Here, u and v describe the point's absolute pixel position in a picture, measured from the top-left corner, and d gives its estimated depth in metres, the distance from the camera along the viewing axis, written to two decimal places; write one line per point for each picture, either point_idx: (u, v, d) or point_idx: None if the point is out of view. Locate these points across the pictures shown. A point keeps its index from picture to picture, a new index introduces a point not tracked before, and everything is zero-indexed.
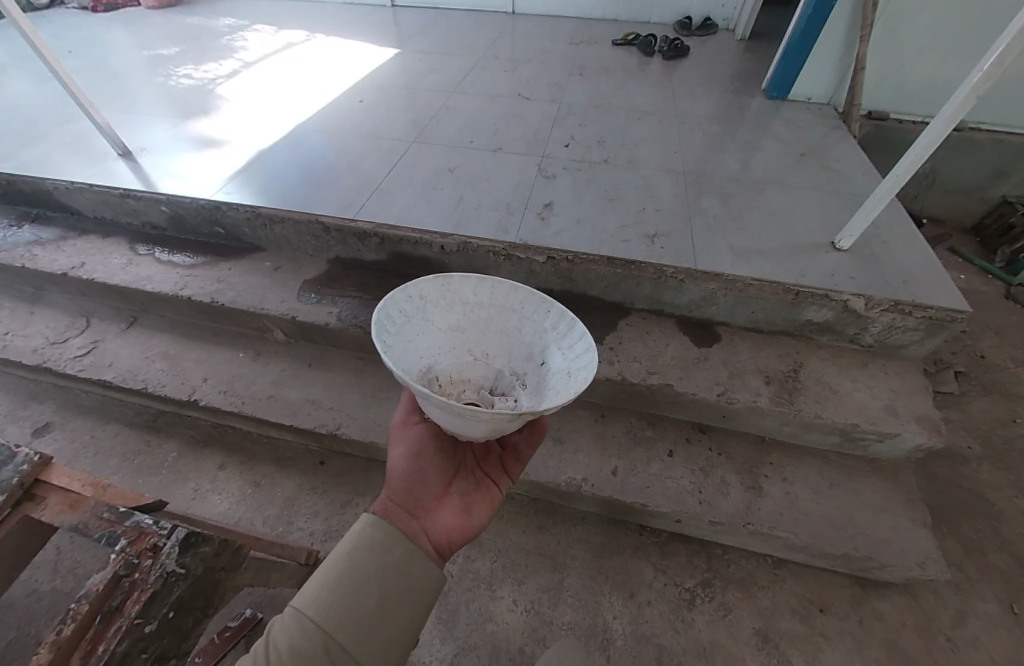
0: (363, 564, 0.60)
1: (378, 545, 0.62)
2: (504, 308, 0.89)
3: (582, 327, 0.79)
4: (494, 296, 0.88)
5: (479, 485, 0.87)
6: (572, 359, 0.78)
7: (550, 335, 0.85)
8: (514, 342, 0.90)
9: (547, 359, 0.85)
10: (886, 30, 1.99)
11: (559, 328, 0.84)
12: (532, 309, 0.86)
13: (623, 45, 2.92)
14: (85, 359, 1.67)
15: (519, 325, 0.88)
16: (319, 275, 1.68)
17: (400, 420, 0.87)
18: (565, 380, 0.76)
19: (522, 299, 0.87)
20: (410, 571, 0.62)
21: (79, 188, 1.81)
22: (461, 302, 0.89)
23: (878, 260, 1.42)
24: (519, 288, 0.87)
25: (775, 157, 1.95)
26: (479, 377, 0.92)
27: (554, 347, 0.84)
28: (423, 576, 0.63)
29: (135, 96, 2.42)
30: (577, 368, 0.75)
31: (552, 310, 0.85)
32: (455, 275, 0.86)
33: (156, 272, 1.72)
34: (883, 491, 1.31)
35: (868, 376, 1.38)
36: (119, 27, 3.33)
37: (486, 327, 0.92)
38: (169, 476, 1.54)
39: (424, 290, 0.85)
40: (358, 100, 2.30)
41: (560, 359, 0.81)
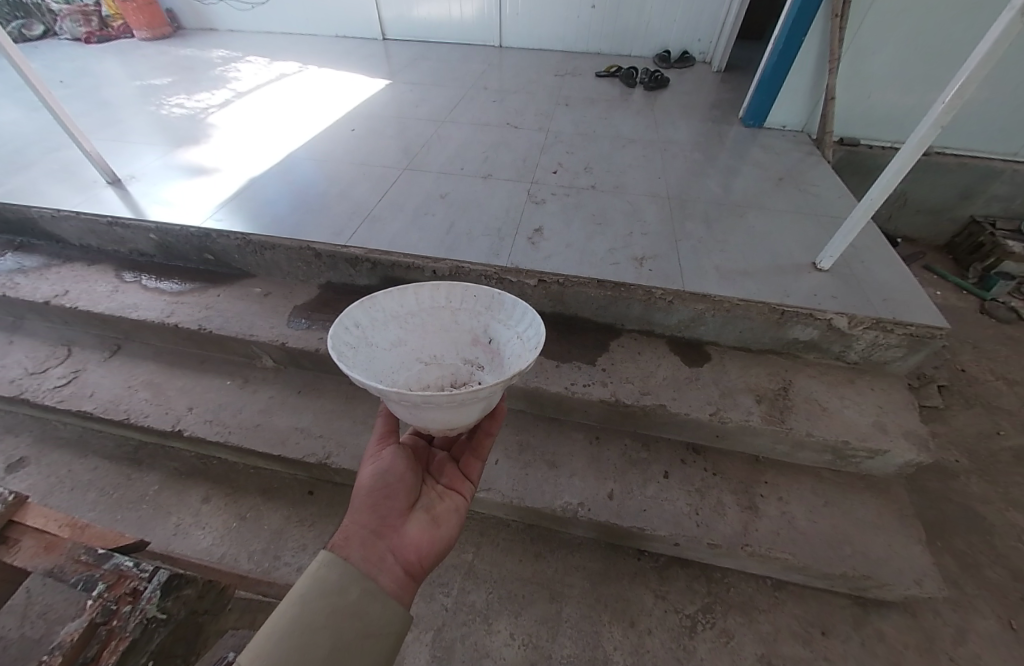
0: (317, 607, 0.62)
1: (332, 589, 0.65)
2: (435, 308, 0.93)
3: (512, 298, 0.86)
4: (421, 301, 0.91)
5: (444, 496, 0.90)
6: (516, 326, 0.86)
7: (485, 315, 0.92)
8: (455, 333, 0.96)
9: (492, 335, 0.92)
10: (852, 63, 2.12)
11: (491, 308, 0.90)
12: (459, 298, 0.92)
13: (606, 76, 3.05)
14: (65, 389, 1.62)
15: (456, 317, 0.95)
16: (310, 301, 1.67)
17: (372, 440, 0.89)
18: (519, 344, 0.84)
19: (448, 293, 0.91)
20: (366, 614, 0.64)
21: (66, 217, 1.80)
22: (393, 318, 0.90)
23: (858, 279, 1.47)
24: (436, 285, 0.91)
25: (755, 181, 2.03)
26: (438, 378, 0.97)
27: (495, 323, 0.91)
28: (379, 619, 0.65)
29: (126, 125, 2.44)
30: (523, 329, 0.84)
31: (477, 295, 0.91)
32: (378, 294, 0.86)
33: (142, 299, 1.69)
34: (877, 508, 1.32)
35: (856, 393, 1.40)
36: (111, 59, 3.37)
37: (425, 333, 0.95)
38: (149, 511, 1.48)
39: (358, 317, 0.84)
40: (350, 129, 2.36)
41: (504, 331, 0.89)
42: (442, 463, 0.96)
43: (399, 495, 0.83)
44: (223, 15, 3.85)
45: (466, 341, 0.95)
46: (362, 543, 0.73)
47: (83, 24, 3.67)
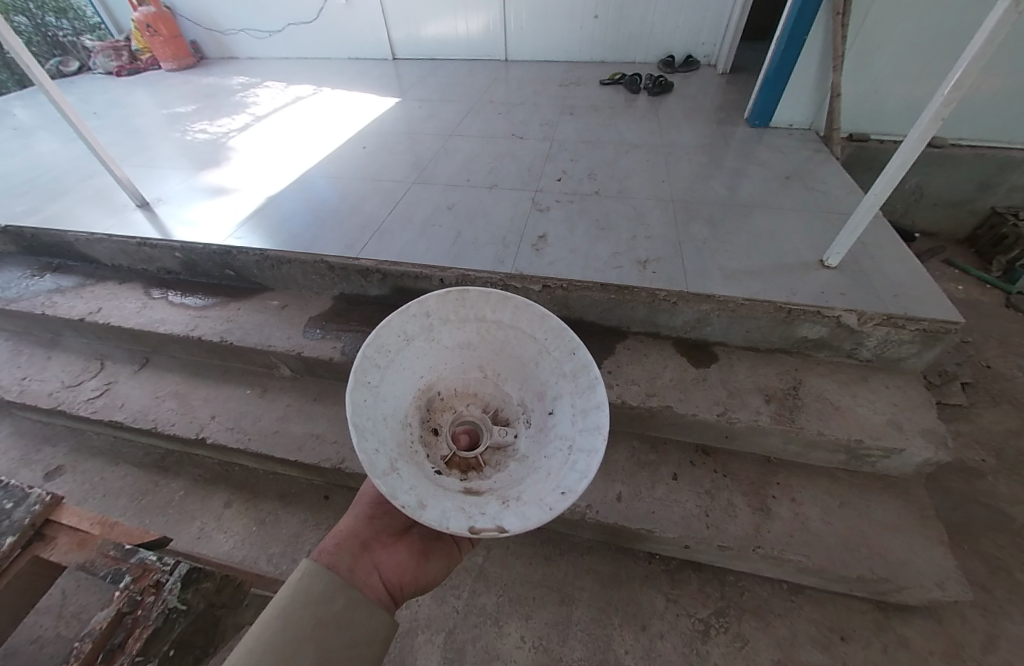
0: (301, 616, 0.65)
1: (316, 599, 0.68)
2: (523, 334, 0.93)
3: (599, 399, 0.82)
4: (513, 319, 0.92)
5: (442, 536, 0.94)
6: (579, 432, 0.83)
7: (567, 385, 0.90)
8: (527, 370, 0.96)
9: (556, 410, 0.90)
10: (857, 58, 2.10)
11: (577, 382, 0.88)
12: (552, 346, 0.91)
13: (610, 84, 3.09)
14: (98, 401, 1.72)
15: (537, 358, 0.94)
16: (324, 312, 1.74)
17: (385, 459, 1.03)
18: (566, 457, 0.82)
19: (545, 333, 0.90)
20: (350, 624, 0.68)
21: (99, 239, 1.92)
22: (477, 317, 0.94)
23: (867, 275, 1.45)
24: (545, 318, 0.90)
25: (761, 181, 2.02)
26: (491, 396, 1.01)
27: (567, 401, 0.89)
28: (364, 627, 0.69)
29: (153, 152, 2.59)
30: (580, 446, 0.81)
31: (574, 357, 0.88)
32: (471, 291, 0.89)
33: (168, 314, 1.79)
34: (895, 509, 1.28)
35: (869, 391, 1.37)
36: (140, 90, 3.59)
37: (501, 350, 0.98)
38: (175, 516, 1.54)
39: (435, 308, 0.90)
40: (361, 146, 2.45)
41: (570, 422, 0.87)
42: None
43: (397, 516, 0.92)
44: (243, 43, 4.06)
45: (533, 390, 0.95)
46: (351, 552, 0.81)
47: (115, 58, 3.92)
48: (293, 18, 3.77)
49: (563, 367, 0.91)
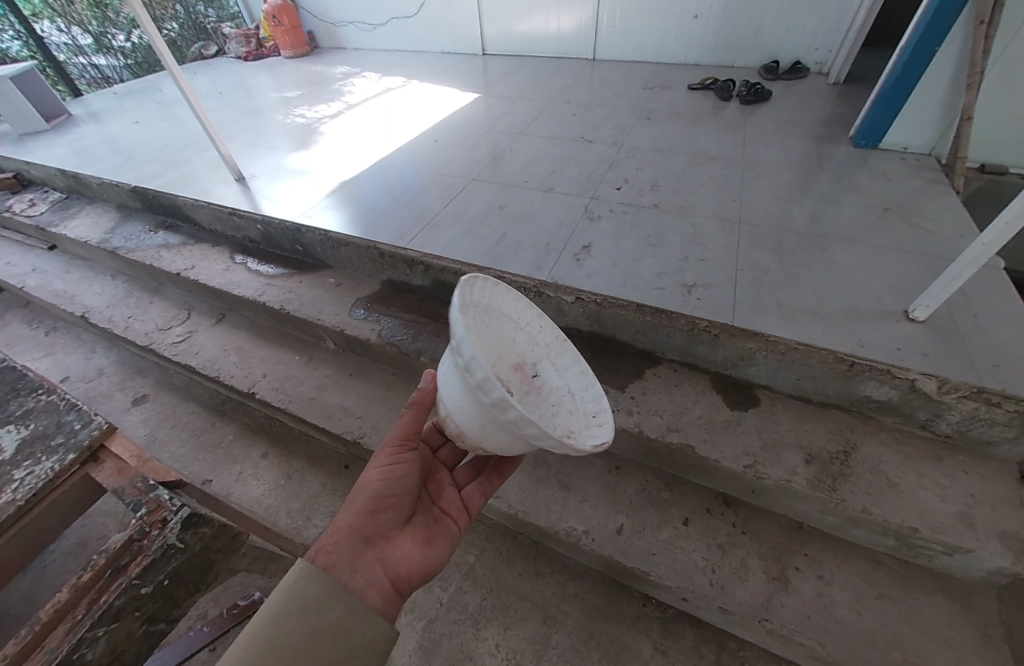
0: (293, 626, 0.69)
1: (310, 607, 0.72)
2: (505, 316, 0.98)
3: (574, 351, 1.03)
4: (496, 302, 0.96)
5: (438, 521, 1.00)
6: (568, 378, 1.02)
7: (540, 351, 1.04)
8: (506, 348, 0.98)
9: (538, 372, 1.01)
10: (1004, 76, 1.76)
11: (551, 348, 1.04)
12: (526, 321, 1.01)
13: (700, 90, 2.89)
14: (179, 345, 1.98)
15: (513, 335, 0.99)
16: (371, 294, 1.84)
17: (386, 445, 0.96)
18: (570, 397, 0.98)
19: (520, 311, 1.00)
20: (346, 630, 0.72)
21: (201, 206, 2.20)
22: (470, 301, 0.89)
23: (962, 336, 1.22)
24: (522, 300, 1.01)
25: (852, 211, 1.78)
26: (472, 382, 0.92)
27: (545, 362, 1.03)
28: (361, 634, 0.73)
29: (258, 131, 2.91)
30: (576, 387, 1.00)
31: (546, 329, 1.04)
32: (483, 278, 0.89)
33: (244, 278, 2.01)
34: (948, 616, 1.09)
35: (941, 472, 1.17)
36: (260, 74, 4.03)
37: (485, 332, 0.92)
38: (221, 457, 1.74)
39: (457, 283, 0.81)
40: (433, 138, 2.55)
41: (555, 376, 1.02)
42: (441, 489, 1.06)
43: (398, 509, 0.92)
44: (350, 35, 4.39)
45: (512, 362, 0.97)
46: (352, 552, 0.82)
47: (245, 45, 4.43)
48: (397, 12, 4.00)
49: (536, 339, 1.03)
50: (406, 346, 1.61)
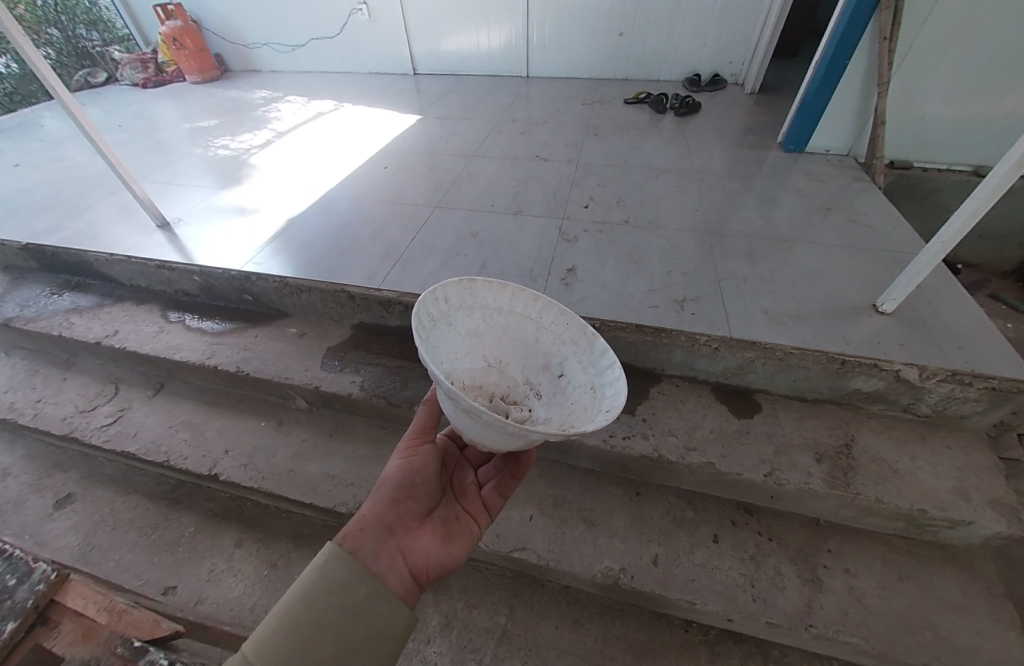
0: (321, 604, 0.61)
1: (338, 585, 0.64)
2: (522, 316, 0.93)
3: (603, 343, 0.86)
4: (514, 304, 0.92)
5: (461, 516, 0.88)
6: (594, 374, 0.84)
7: (568, 348, 0.90)
8: (528, 350, 0.94)
9: (565, 371, 0.89)
10: (904, 83, 2.01)
11: (577, 343, 0.89)
12: (549, 321, 0.92)
13: (636, 103, 3.02)
14: (111, 429, 1.67)
15: (535, 335, 0.93)
16: (342, 342, 1.67)
17: (407, 436, 0.89)
18: (591, 394, 0.82)
19: (541, 310, 0.92)
20: (372, 613, 0.64)
21: (119, 260, 1.89)
22: (481, 307, 0.92)
23: (925, 323, 1.35)
24: (539, 299, 0.92)
25: (800, 211, 1.92)
26: (493, 386, 0.91)
27: (572, 360, 0.89)
28: (386, 618, 0.65)
29: (175, 167, 2.58)
30: (601, 382, 0.81)
31: (569, 323, 0.91)
32: (480, 281, 0.90)
33: (185, 340, 1.75)
34: (959, 585, 1.17)
35: (930, 451, 1.27)
36: (165, 102, 3.61)
37: (501, 335, 0.94)
38: (184, 555, 1.48)
39: (450, 294, 0.88)
40: (383, 165, 2.41)
41: (581, 373, 0.87)
42: (464, 483, 0.94)
43: (421, 499, 0.82)
44: (266, 57, 4.08)
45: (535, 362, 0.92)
46: (375, 536, 0.73)
47: (142, 70, 3.96)
48: (317, 32, 3.79)
49: (561, 335, 0.92)
50: (395, 397, 1.47)
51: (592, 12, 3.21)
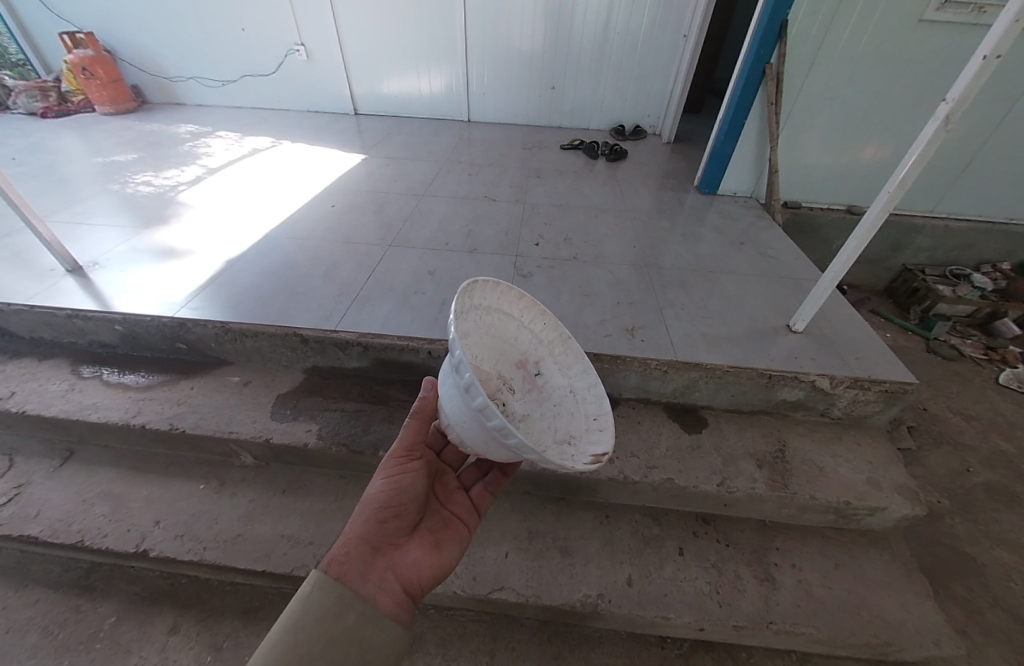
0: (311, 634, 0.65)
1: (327, 614, 0.68)
2: (505, 314, 0.99)
3: (579, 348, 1.02)
4: (500, 303, 0.98)
5: (448, 524, 0.94)
6: (572, 378, 1.00)
7: (543, 349, 1.03)
8: (505, 347, 0.99)
9: (541, 370, 1.01)
10: (788, 139, 2.42)
11: (554, 347, 1.04)
12: (529, 320, 1.02)
13: (570, 148, 3.29)
14: (2, 511, 1.42)
15: (515, 333, 1.01)
16: (295, 389, 1.58)
17: (390, 453, 0.90)
18: (572, 397, 0.98)
19: (523, 310, 1.01)
20: (362, 638, 0.68)
21: (16, 310, 1.66)
22: (473, 305, 0.91)
23: (829, 338, 1.59)
24: (523, 298, 1.01)
25: (719, 245, 2.19)
26: (473, 381, 0.89)
27: (549, 362, 1.03)
28: (377, 640, 0.69)
29: (85, 205, 2.34)
30: (580, 387, 0.99)
31: (549, 326, 1.03)
32: (481, 282, 0.91)
33: (103, 398, 1.55)
34: (882, 566, 1.35)
35: (846, 449, 1.46)
36: (69, 134, 3.29)
37: (482, 334, 0.94)
38: (103, 653, 1.26)
39: (463, 292, 0.83)
40: (329, 204, 2.38)
41: (558, 375, 1.01)
42: (448, 491, 1.00)
43: (407, 515, 0.86)
44: (191, 90, 3.90)
45: (514, 360, 0.99)
46: (363, 560, 0.76)
47: (40, 99, 3.60)
48: (250, 69, 3.72)
49: (539, 337, 1.04)
50: (356, 442, 1.41)
51: (525, 65, 3.50)
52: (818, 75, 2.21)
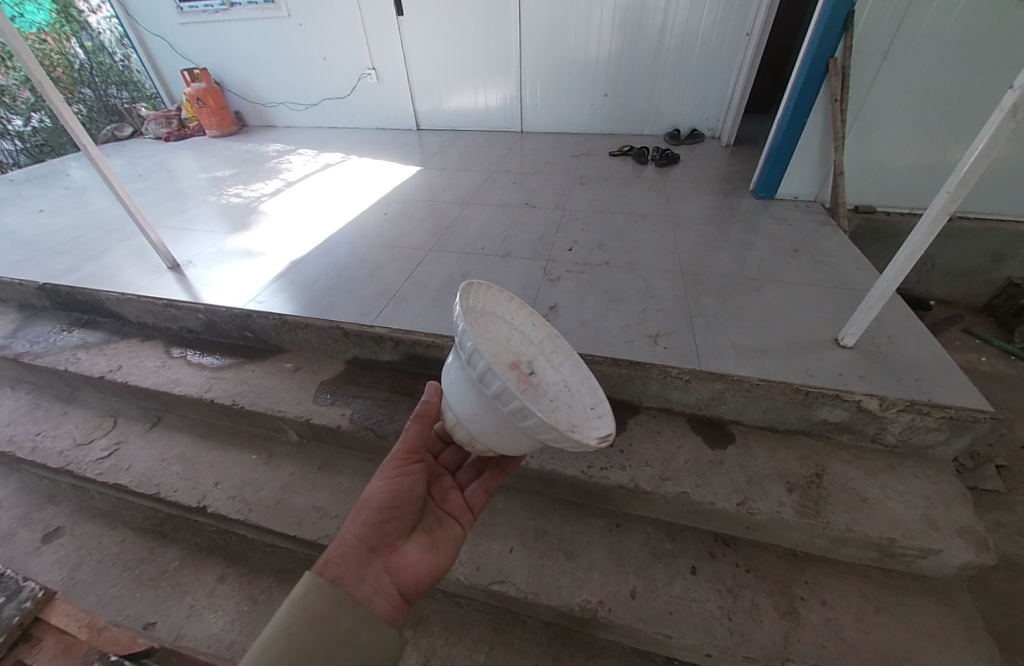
0: (302, 636, 0.67)
1: (320, 616, 0.70)
2: (500, 315, 1.03)
3: (566, 346, 1.09)
4: (493, 304, 1.02)
5: (443, 523, 0.97)
6: (566, 375, 1.05)
7: (534, 348, 1.07)
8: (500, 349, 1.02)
9: (534, 370, 1.04)
10: (857, 138, 2.22)
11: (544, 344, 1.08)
12: (518, 321, 1.07)
13: (620, 156, 3.26)
14: (105, 462, 1.72)
15: (508, 334, 1.03)
16: (335, 377, 1.75)
17: (391, 457, 0.94)
18: (568, 392, 1.02)
19: (513, 312, 1.06)
20: (355, 639, 0.70)
21: (129, 299, 2.00)
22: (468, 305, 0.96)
23: (884, 355, 1.43)
24: (512, 301, 1.05)
25: (769, 253, 2.05)
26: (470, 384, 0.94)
27: (539, 360, 1.06)
28: (369, 639, 0.71)
29: (189, 213, 2.76)
30: (574, 382, 1.04)
31: (536, 324, 1.08)
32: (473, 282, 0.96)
33: (185, 374, 1.83)
34: (936, 617, 1.18)
35: (898, 481, 1.30)
36: (185, 154, 3.90)
37: None
38: (166, 590, 1.48)
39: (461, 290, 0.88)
40: (383, 212, 2.59)
41: (551, 373, 1.05)
42: (444, 491, 1.04)
43: (405, 516, 0.89)
44: (281, 114, 4.44)
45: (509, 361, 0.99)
46: (360, 560, 0.79)
47: (165, 126, 4.31)
48: (329, 93, 4.15)
49: (529, 337, 1.07)
50: (382, 428, 1.52)
51: (578, 76, 3.54)
52: (892, 69, 2.01)
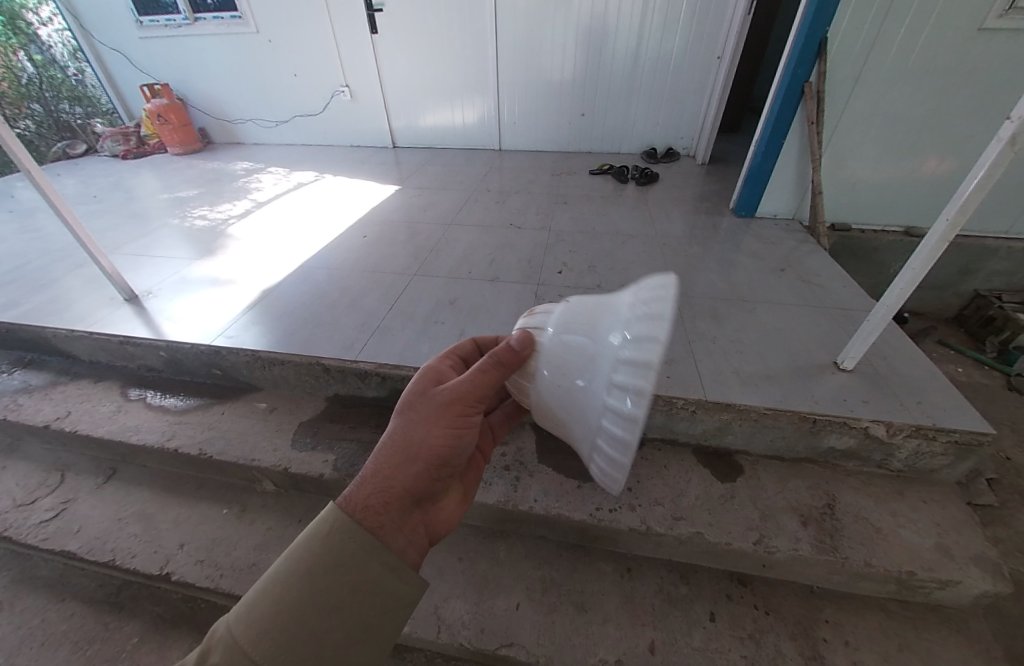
0: (319, 582, 0.63)
1: (340, 564, 0.65)
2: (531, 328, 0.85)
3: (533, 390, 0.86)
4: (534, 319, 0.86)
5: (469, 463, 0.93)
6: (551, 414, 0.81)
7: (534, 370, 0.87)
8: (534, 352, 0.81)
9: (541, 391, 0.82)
10: (833, 159, 2.28)
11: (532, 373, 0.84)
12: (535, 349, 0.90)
13: (600, 174, 3.27)
14: (51, 524, 1.52)
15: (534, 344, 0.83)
16: (315, 417, 1.61)
17: (453, 404, 0.78)
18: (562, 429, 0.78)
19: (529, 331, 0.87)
20: (376, 588, 0.66)
21: (79, 336, 1.81)
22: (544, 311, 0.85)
23: (883, 378, 1.42)
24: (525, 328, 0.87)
25: (758, 273, 2.06)
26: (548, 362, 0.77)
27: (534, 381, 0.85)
28: (391, 589, 0.67)
29: (149, 238, 2.57)
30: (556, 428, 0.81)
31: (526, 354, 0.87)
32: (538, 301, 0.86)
33: (144, 420, 1.65)
34: (957, 651, 1.15)
35: (909, 508, 1.28)
36: (145, 173, 3.67)
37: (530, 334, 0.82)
38: None
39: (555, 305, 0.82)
40: (361, 234, 2.48)
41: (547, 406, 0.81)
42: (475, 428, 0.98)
43: (452, 468, 0.81)
44: (250, 131, 4.27)
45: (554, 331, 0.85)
46: (401, 512, 0.72)
47: (123, 143, 4.06)
48: (301, 110, 4.03)
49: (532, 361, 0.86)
50: None
51: (556, 95, 3.55)
52: (864, 93, 2.08)
